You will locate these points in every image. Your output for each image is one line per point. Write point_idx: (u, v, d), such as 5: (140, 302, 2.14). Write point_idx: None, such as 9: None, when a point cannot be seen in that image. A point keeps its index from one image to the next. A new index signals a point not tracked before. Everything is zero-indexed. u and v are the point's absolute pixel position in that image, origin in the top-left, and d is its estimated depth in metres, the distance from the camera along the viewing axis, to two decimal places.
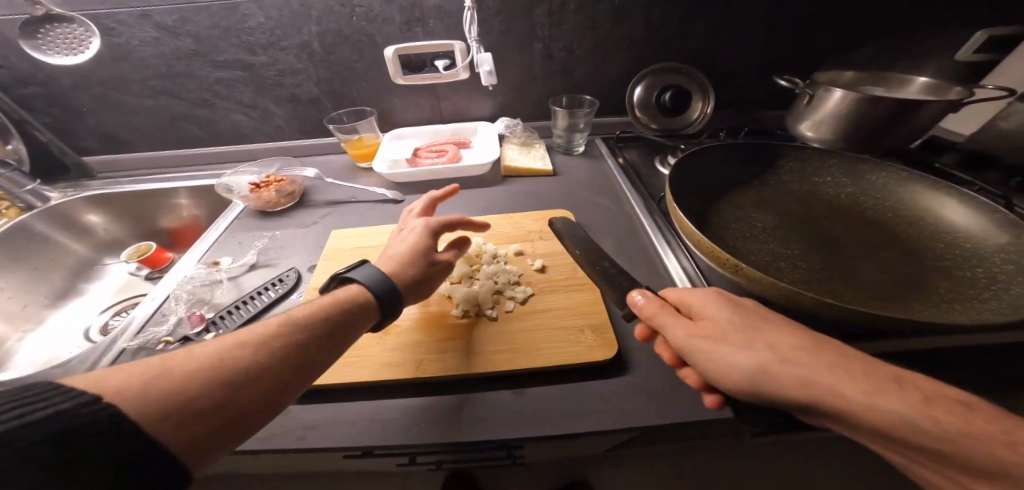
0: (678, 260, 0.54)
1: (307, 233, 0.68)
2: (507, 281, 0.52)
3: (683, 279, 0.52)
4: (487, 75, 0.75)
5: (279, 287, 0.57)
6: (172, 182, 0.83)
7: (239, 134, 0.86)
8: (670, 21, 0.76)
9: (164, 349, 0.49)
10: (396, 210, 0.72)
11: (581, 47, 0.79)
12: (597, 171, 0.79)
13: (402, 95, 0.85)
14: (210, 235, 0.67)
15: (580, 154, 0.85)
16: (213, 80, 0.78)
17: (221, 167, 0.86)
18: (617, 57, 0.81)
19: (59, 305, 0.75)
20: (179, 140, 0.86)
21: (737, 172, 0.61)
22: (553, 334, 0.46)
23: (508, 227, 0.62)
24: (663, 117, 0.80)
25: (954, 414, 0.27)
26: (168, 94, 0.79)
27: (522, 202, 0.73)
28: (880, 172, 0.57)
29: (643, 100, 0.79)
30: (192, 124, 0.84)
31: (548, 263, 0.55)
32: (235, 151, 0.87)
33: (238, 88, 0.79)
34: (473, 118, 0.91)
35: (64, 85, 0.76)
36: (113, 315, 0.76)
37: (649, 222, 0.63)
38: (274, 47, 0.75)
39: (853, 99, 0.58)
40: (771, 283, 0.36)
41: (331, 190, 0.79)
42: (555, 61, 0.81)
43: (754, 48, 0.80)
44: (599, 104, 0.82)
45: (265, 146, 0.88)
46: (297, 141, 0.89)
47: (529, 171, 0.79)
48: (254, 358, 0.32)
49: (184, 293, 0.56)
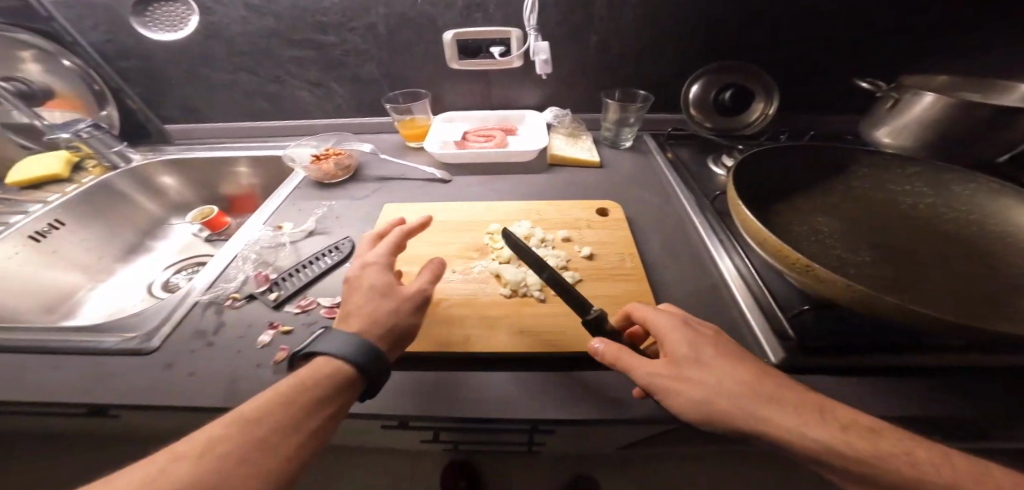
0: (733, 260, 0.53)
1: (359, 205, 0.71)
2: (555, 266, 0.53)
3: (736, 279, 0.51)
4: (542, 65, 0.72)
5: (335, 255, 0.60)
6: (239, 151, 0.89)
7: (302, 110, 0.91)
8: (738, 15, 0.73)
9: (232, 304, 0.53)
10: (444, 190, 0.74)
11: (641, 38, 0.78)
12: (646, 166, 0.78)
13: (456, 80, 0.87)
14: (273, 202, 0.72)
15: (627, 149, 0.83)
16: (286, 58, 0.82)
17: (283, 140, 0.91)
18: (678, 51, 0.79)
19: (129, 259, 0.83)
20: (248, 113, 0.92)
21: (804, 176, 0.58)
22: None
23: (555, 214, 0.62)
24: (723, 117, 0.76)
25: (878, 445, 0.28)
26: (244, 69, 0.84)
27: (568, 192, 0.73)
28: (968, 183, 0.53)
29: (700, 98, 0.77)
30: (262, 99, 0.89)
31: (596, 252, 0.55)
32: (297, 126, 0.92)
33: (306, 66, 0.83)
34: (522, 105, 0.92)
35: (158, 58, 0.82)
36: (175, 272, 0.83)
37: (701, 220, 0.61)
38: (343, 28, 0.78)
39: (945, 104, 0.54)
40: (845, 285, 0.34)
41: (383, 166, 0.82)
42: (612, 53, 0.80)
43: (828, 45, 0.75)
44: (654, 99, 0.80)
45: (324, 122, 0.92)
46: (353, 119, 0.93)
47: (575, 161, 0.79)
48: (230, 456, 0.26)
49: (249, 254, 0.60)
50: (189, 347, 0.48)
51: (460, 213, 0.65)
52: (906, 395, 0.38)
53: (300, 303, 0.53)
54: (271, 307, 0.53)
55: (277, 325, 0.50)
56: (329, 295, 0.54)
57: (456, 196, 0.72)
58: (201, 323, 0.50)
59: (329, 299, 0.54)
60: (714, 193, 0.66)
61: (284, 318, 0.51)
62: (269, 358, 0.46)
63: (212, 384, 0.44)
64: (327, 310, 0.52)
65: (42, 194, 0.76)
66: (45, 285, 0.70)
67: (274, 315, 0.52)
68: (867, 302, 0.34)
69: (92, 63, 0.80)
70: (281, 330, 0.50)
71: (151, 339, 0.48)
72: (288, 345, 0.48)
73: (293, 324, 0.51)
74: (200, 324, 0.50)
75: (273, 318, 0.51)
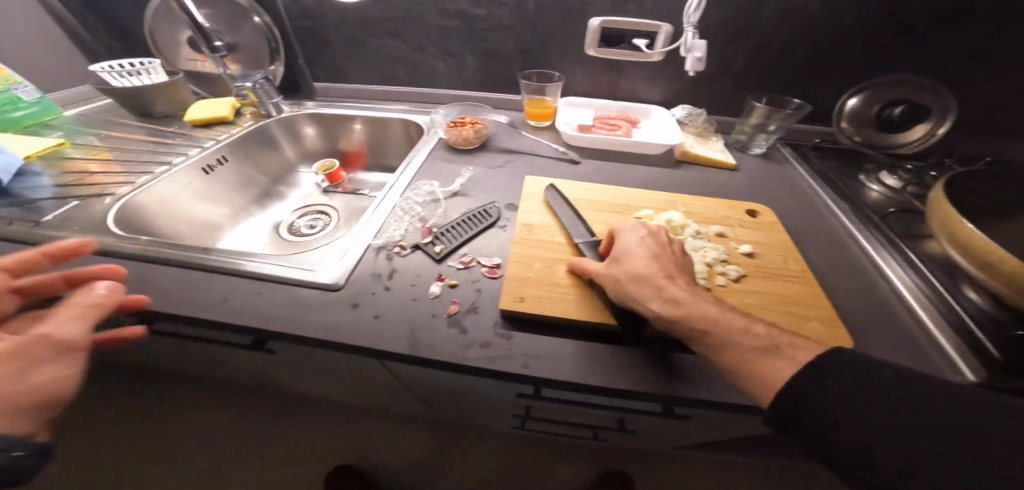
0: (915, 280, 0.50)
1: (496, 175, 0.73)
2: (718, 258, 0.53)
3: (914, 297, 0.49)
4: (694, 63, 0.70)
5: (484, 219, 0.63)
6: (370, 112, 0.94)
7: (432, 78, 0.95)
8: (914, 27, 0.70)
9: (401, 252, 0.56)
10: (575, 170, 0.75)
11: (797, 42, 0.75)
12: (783, 175, 0.75)
13: (587, 66, 0.88)
14: (416, 161, 0.76)
15: (757, 155, 0.80)
16: (434, 28, 0.86)
17: (411, 106, 0.96)
18: (834, 58, 0.76)
19: (262, 201, 0.89)
20: (381, 76, 0.97)
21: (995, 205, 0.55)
22: (779, 318, 0.46)
23: (705, 208, 0.61)
24: (882, 133, 0.74)
25: (772, 359, 0.35)
26: (390, 34, 0.89)
27: (705, 189, 0.72)
28: None
29: (856, 111, 0.75)
30: (398, 64, 0.94)
31: (757, 251, 0.54)
32: (425, 93, 0.97)
33: (449, 37, 0.87)
34: (646, 99, 0.91)
35: (321, 17, 0.88)
36: (299, 216, 0.89)
37: (863, 234, 0.59)
38: (495, 3, 0.81)
39: None
40: None
41: (509, 141, 0.84)
42: (760, 55, 0.78)
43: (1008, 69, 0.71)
44: (807, 109, 0.75)
45: (451, 92, 0.97)
46: (477, 93, 0.96)
47: (708, 161, 0.78)
48: None
49: (406, 208, 0.64)
50: (369, 288, 0.51)
51: (604, 195, 0.65)
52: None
53: (462, 260, 0.56)
54: (435, 260, 0.56)
55: (444, 278, 0.53)
56: (486, 255, 0.57)
57: (588, 177, 0.73)
58: (376, 266, 0.54)
59: (487, 259, 0.56)
60: (873, 210, 0.63)
61: (449, 272, 0.54)
62: (443, 309, 0.50)
63: (397, 330, 0.47)
64: (488, 270, 0.55)
65: (213, 132, 0.85)
66: (194, 216, 0.75)
67: (438, 267, 0.55)
68: None
69: (276, 24, 0.86)
70: (448, 283, 0.53)
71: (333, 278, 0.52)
72: (458, 299, 0.51)
73: (458, 278, 0.54)
74: (376, 268, 0.54)
75: (439, 270, 0.55)
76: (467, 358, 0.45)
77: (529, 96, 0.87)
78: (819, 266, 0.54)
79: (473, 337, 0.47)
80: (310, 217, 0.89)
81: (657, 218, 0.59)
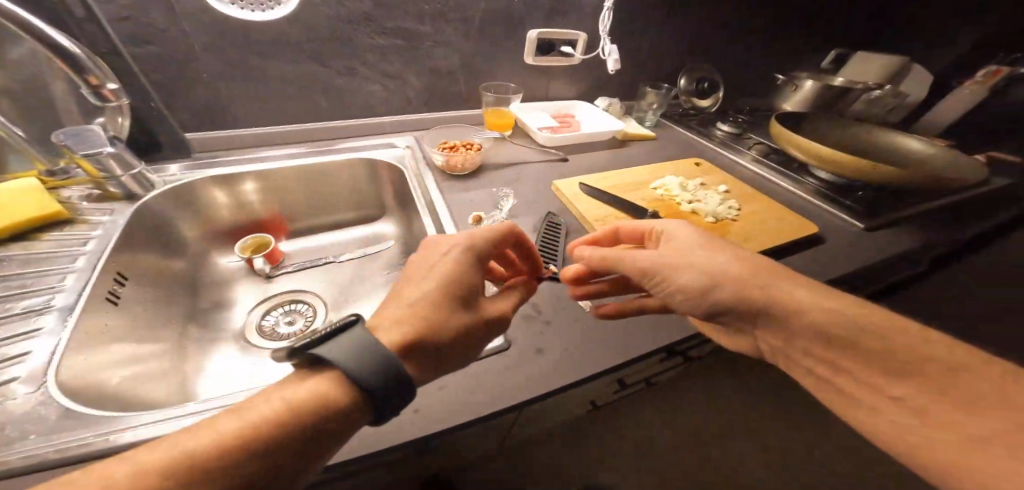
0: (804, 181, 0.91)
1: (523, 191, 0.75)
2: (723, 199, 0.77)
3: (796, 189, 0.89)
4: (615, 63, 0.95)
5: (560, 230, 0.66)
6: (300, 160, 0.74)
7: (367, 107, 0.82)
8: (702, 48, 1.19)
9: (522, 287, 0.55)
10: (569, 166, 0.86)
11: (647, 52, 1.09)
12: (676, 137, 1.13)
13: (526, 76, 0.97)
14: (437, 201, 0.68)
15: (649, 126, 1.14)
16: (371, 47, 0.74)
17: (358, 143, 0.81)
18: (672, 59, 1.16)
19: (183, 350, 0.58)
20: (292, 114, 0.75)
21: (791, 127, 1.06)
22: (781, 217, 0.75)
23: (678, 169, 0.87)
24: (700, 99, 1.21)
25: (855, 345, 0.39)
26: (315, 60, 0.70)
27: (654, 156, 0.98)
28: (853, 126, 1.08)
29: (686, 88, 1.19)
30: (323, 95, 0.75)
31: (727, 186, 0.83)
32: (363, 123, 0.83)
33: (389, 58, 0.77)
34: (566, 98, 1.08)
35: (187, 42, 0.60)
36: (265, 313, 0.68)
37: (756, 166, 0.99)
38: (441, 19, 0.77)
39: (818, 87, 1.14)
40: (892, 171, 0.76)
41: (497, 154, 0.84)
42: (635, 64, 1.10)
43: (735, 82, 1.32)
44: (674, 89, 1.12)
45: (393, 119, 0.85)
46: (420, 114, 0.89)
47: (642, 136, 1.04)
48: None
49: None
50: None
51: (619, 178, 0.80)
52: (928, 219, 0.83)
53: None
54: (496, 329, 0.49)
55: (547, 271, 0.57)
56: None
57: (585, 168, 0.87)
58: None
59: None
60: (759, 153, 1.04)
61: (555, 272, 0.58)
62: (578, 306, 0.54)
63: (584, 351, 0.48)
64: None
65: (49, 242, 0.51)
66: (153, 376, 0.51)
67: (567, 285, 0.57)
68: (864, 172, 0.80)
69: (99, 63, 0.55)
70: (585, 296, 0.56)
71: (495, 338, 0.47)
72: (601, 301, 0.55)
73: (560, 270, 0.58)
74: (533, 329, 0.50)
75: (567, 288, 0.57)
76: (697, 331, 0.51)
77: (485, 108, 0.90)
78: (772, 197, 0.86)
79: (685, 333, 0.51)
80: (278, 310, 0.69)
81: (669, 183, 0.78)
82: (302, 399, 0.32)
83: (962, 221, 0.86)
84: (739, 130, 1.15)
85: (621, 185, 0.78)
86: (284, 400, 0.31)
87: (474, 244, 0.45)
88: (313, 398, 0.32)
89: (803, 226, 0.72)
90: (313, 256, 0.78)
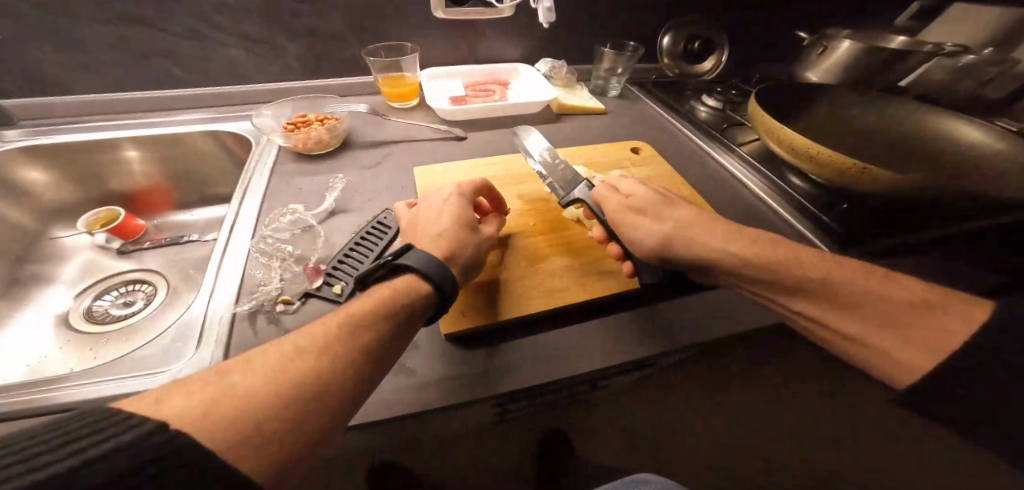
0: (772, 184, 0.68)
1: (380, 175, 0.62)
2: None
3: (766, 193, 0.68)
4: (545, 14, 0.74)
5: (385, 232, 0.53)
6: (146, 131, 0.72)
7: (234, 74, 0.77)
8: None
9: (286, 310, 0.44)
10: (465, 147, 0.70)
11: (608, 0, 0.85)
12: (642, 110, 0.90)
13: (439, 36, 0.82)
14: (256, 183, 0.56)
15: (614, 97, 0.92)
16: (209, 6, 0.67)
17: (220, 113, 0.76)
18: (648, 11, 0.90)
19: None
20: (146, 80, 0.74)
21: (793, 105, 0.78)
22: None
23: (599, 157, 0.68)
24: (692, 65, 0.95)
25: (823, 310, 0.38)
26: (148, 23, 0.67)
27: (591, 136, 0.78)
28: (895, 104, 0.76)
29: (670, 49, 0.93)
30: (169, 61, 0.72)
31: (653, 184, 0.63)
32: (229, 92, 0.78)
33: (239, 17, 0.69)
34: (506, 60, 0.91)
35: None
36: (95, 298, 0.67)
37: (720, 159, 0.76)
38: None
39: (856, 49, 0.83)
40: (892, 180, 0.49)
41: (379, 129, 0.72)
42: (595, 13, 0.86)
43: (752, 41, 1.01)
44: (642, 48, 0.89)
45: (267, 87, 0.79)
46: (304, 82, 0.81)
47: (583, 109, 0.84)
48: None
49: (266, 247, 0.48)
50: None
51: (505, 168, 0.64)
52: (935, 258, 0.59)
53: None
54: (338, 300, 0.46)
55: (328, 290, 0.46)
56: None
57: (485, 150, 0.70)
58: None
59: None
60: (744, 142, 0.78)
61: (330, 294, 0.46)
62: None
63: None
64: None
65: None
66: None
67: None
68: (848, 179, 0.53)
69: None
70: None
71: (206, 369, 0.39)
72: None
73: (344, 288, 0.46)
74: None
75: None
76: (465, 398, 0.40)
77: (377, 76, 0.75)
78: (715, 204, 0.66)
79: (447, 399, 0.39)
80: (116, 290, 0.69)
81: None
82: (383, 293, 0.40)
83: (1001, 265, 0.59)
84: (728, 105, 0.89)
85: (504, 175, 0.63)
86: (369, 295, 0.40)
87: (466, 191, 0.53)
88: (396, 292, 0.40)
89: None
90: (181, 233, 0.77)
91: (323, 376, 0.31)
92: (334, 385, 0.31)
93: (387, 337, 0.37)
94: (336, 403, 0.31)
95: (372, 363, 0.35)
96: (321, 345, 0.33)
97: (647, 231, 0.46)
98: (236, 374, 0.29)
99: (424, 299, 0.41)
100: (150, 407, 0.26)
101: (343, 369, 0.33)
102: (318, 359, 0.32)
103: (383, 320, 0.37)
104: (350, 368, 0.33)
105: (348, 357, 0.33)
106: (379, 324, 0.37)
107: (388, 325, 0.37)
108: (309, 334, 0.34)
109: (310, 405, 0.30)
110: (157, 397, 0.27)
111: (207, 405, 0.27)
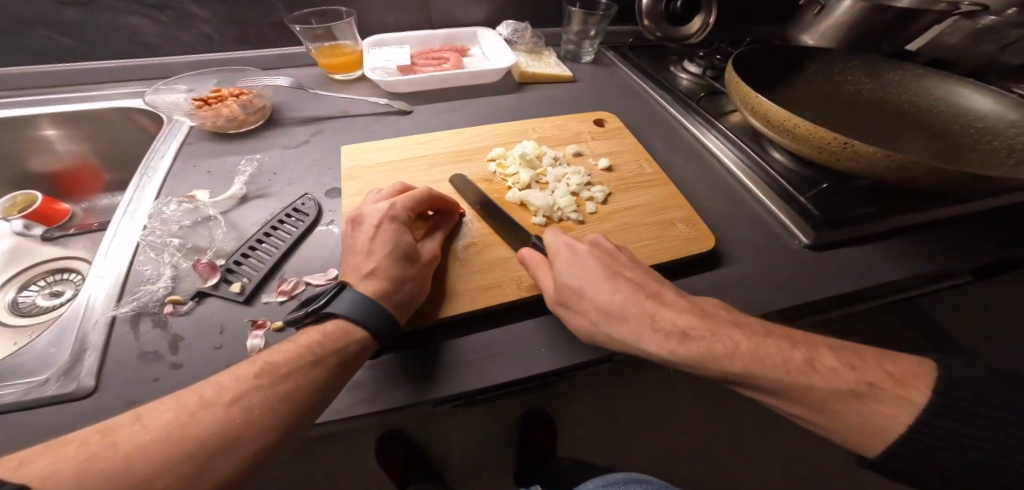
0: (748, 157, 0.61)
1: (308, 153, 0.56)
2: (582, 183, 0.53)
3: (744, 171, 0.60)
4: None
5: (303, 221, 0.48)
6: (43, 107, 0.65)
7: (143, 45, 0.71)
8: None
9: (176, 311, 0.39)
10: (407, 123, 0.63)
11: None
12: (616, 77, 0.81)
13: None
14: (159, 165, 0.52)
15: (587, 63, 0.83)
16: None
17: (133, 87, 0.70)
18: None
19: None
20: (47, 53, 0.67)
21: (779, 71, 0.69)
22: (667, 219, 0.50)
23: (558, 131, 0.62)
24: (676, 29, 0.83)
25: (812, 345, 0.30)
26: None
27: (554, 108, 0.70)
28: (897, 71, 0.67)
29: (651, 9, 0.82)
30: (62, 31, 0.66)
31: (614, 162, 0.57)
32: (144, 65, 0.71)
33: None
34: (463, 24, 0.82)
35: None
36: (20, 290, 0.62)
37: (695, 132, 0.68)
38: None
39: (857, 9, 0.72)
40: (878, 155, 0.42)
41: (312, 104, 0.65)
42: None
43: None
44: (615, 6, 0.80)
45: (186, 60, 0.73)
46: (233, 54, 0.75)
47: (547, 77, 0.76)
48: None
49: (157, 240, 0.44)
50: None
51: (449, 144, 0.58)
52: (923, 246, 0.52)
53: (281, 289, 0.41)
54: (240, 301, 0.40)
55: (225, 290, 0.41)
56: (316, 271, 0.43)
57: (431, 126, 0.63)
58: None
59: (319, 275, 0.43)
60: (727, 111, 0.70)
61: (227, 296, 0.40)
62: (227, 344, 0.37)
63: None
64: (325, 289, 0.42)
65: None
66: None
67: (249, 309, 0.40)
68: (820, 152, 0.46)
69: None
70: (271, 327, 0.38)
71: (81, 377, 0.33)
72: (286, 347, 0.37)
73: (246, 286, 0.41)
74: (143, 375, 0.34)
75: (248, 315, 0.39)
76: (370, 410, 0.34)
77: (316, 49, 0.67)
78: (682, 182, 0.59)
79: (348, 411, 0.34)
80: (45, 281, 0.64)
81: (510, 154, 0.56)
82: (312, 339, 0.33)
83: (997, 253, 0.53)
84: (711, 71, 0.80)
85: (448, 155, 0.56)
86: (291, 344, 0.32)
87: (398, 215, 0.43)
88: (329, 338, 0.33)
89: (699, 227, 0.49)
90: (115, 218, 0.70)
91: (235, 428, 0.25)
92: (250, 434, 0.26)
93: (325, 381, 0.31)
94: (252, 453, 0.26)
95: (299, 394, 0.29)
96: (235, 401, 0.27)
97: (581, 309, 0.37)
98: (125, 430, 0.23)
99: (362, 345, 0.34)
100: (5, 469, 0.20)
101: (260, 416, 0.27)
102: (231, 408, 0.26)
103: (315, 364, 0.31)
104: (274, 413, 0.27)
105: (274, 404, 0.27)
106: (312, 367, 0.30)
107: (319, 371, 0.31)
108: (222, 381, 0.28)
109: (214, 465, 0.24)
110: (20, 456, 0.21)
111: (76, 471, 0.20)
